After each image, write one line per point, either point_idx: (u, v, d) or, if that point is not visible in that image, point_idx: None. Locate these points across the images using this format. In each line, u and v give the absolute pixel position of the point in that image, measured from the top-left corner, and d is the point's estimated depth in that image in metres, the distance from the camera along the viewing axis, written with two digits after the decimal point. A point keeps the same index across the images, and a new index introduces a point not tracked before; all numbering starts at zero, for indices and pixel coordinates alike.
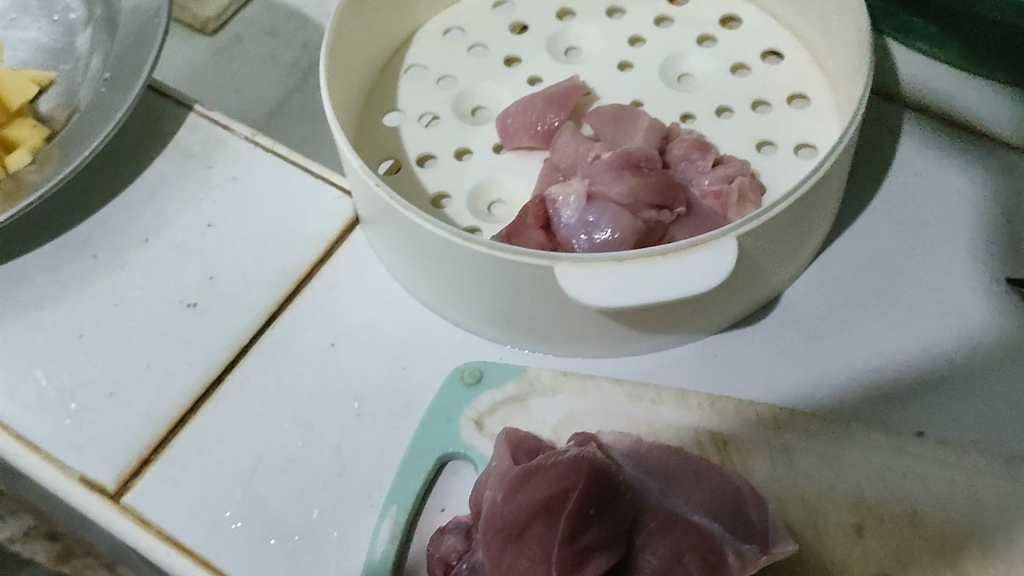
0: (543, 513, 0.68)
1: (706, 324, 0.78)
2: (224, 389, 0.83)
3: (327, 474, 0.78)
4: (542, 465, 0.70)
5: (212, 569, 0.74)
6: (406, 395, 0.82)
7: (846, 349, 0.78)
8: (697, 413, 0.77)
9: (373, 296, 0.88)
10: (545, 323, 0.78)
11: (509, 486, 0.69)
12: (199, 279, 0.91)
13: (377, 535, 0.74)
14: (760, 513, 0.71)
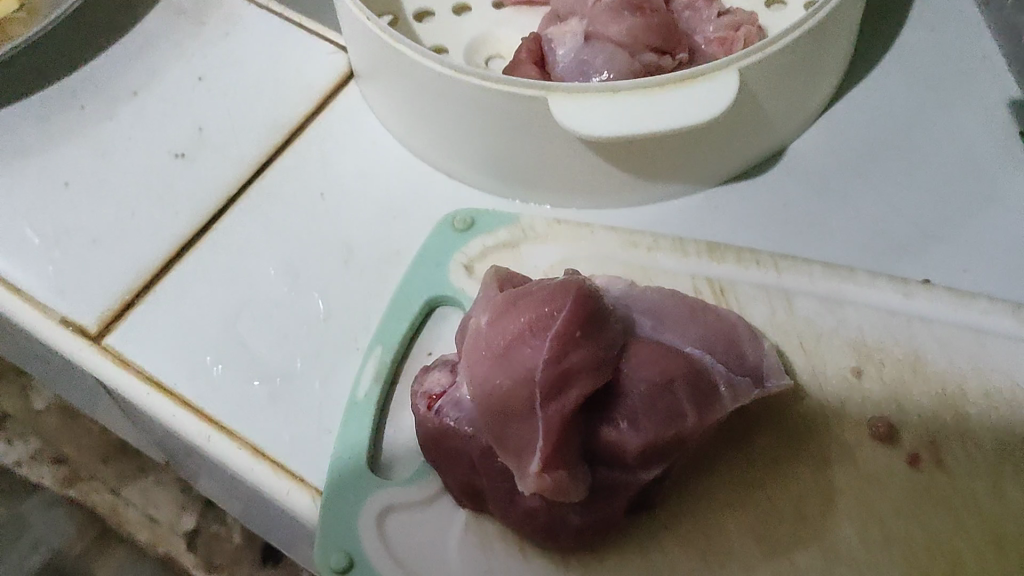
0: (529, 335, 0.63)
1: (708, 170, 0.78)
2: (212, 235, 0.82)
3: (313, 319, 0.77)
4: (529, 292, 0.66)
5: (194, 410, 0.73)
6: (395, 242, 0.80)
7: (846, 200, 0.78)
8: (694, 260, 0.75)
9: (366, 147, 0.86)
10: (541, 165, 0.78)
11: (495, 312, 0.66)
12: (188, 128, 0.88)
13: (362, 373, 0.73)
14: (755, 349, 0.68)
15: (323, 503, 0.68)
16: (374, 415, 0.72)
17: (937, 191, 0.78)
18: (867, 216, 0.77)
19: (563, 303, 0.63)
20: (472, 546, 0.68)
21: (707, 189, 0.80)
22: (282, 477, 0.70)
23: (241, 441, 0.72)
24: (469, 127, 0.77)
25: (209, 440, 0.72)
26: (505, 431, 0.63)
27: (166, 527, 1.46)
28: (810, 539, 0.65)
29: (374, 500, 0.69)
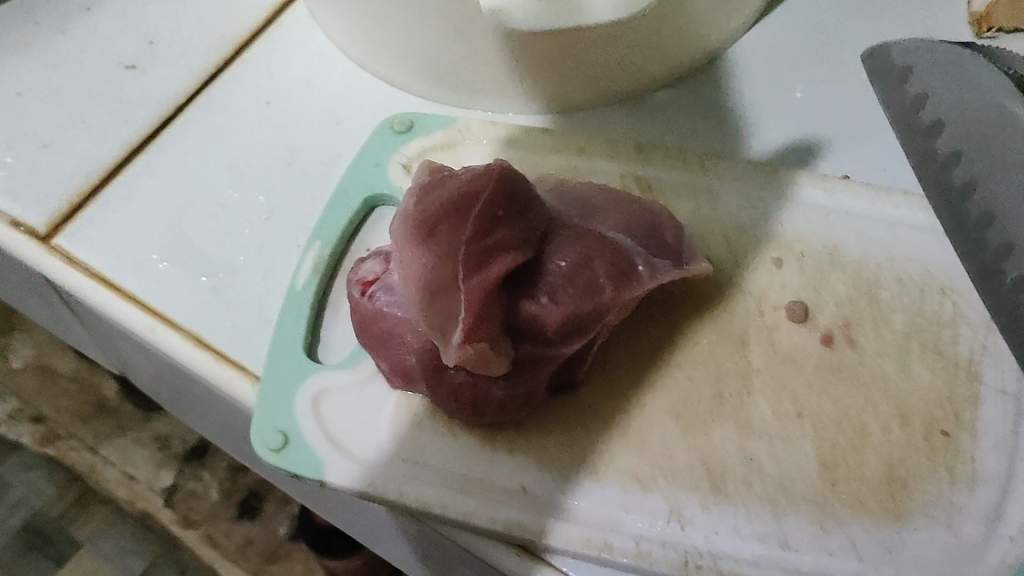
0: (452, 213, 0.65)
1: (639, 77, 0.81)
2: (160, 142, 0.84)
3: (256, 217, 0.80)
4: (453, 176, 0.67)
5: (138, 304, 0.75)
6: (338, 145, 0.83)
7: (771, 104, 0.81)
8: (624, 159, 0.78)
9: (312, 60, 0.88)
10: (476, 71, 0.80)
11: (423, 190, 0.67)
12: (139, 43, 0.90)
13: (300, 267, 0.75)
14: (675, 235, 0.70)
15: (260, 388, 0.71)
16: (313, 304, 0.74)
17: (857, 93, 0.81)
18: (792, 118, 0.80)
19: (486, 183, 0.65)
20: (401, 425, 0.70)
21: (642, 97, 0.83)
22: (224, 366, 0.72)
23: (184, 332, 0.74)
24: (406, 36, 0.80)
25: (153, 331, 0.74)
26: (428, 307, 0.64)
27: (145, 485, 1.38)
28: (725, 413, 0.68)
29: (305, 386, 0.71)
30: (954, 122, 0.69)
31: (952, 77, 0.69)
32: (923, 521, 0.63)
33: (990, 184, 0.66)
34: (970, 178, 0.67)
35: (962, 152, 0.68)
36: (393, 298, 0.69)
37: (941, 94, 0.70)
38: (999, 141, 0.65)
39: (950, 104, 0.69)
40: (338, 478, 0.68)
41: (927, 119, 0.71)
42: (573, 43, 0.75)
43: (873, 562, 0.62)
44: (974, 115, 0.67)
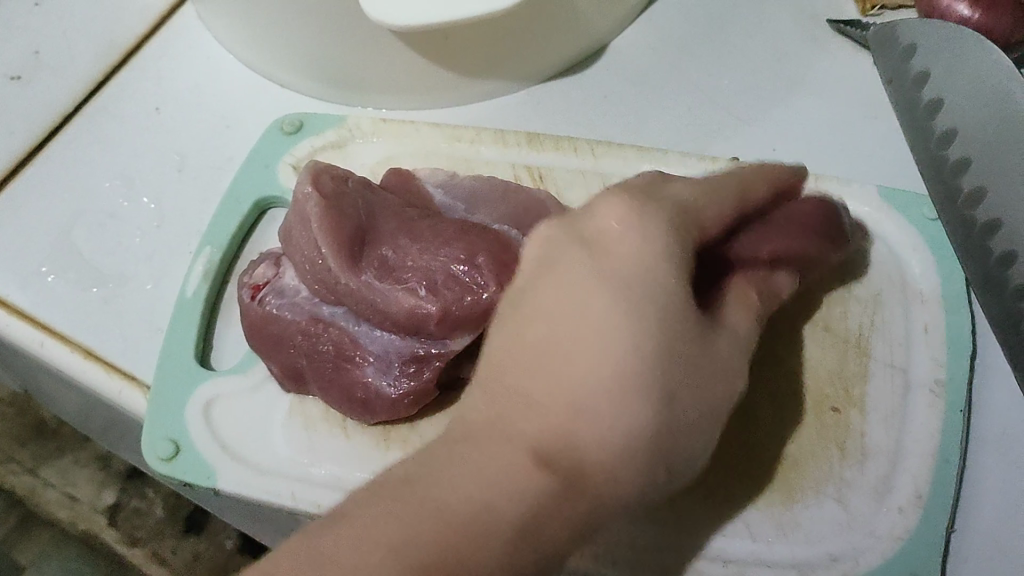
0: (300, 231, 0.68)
1: (528, 67, 0.81)
2: (46, 154, 0.82)
3: (146, 225, 0.78)
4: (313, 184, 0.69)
5: (29, 318, 0.74)
6: (228, 150, 0.82)
7: (663, 92, 0.81)
8: (516, 150, 0.78)
9: (201, 62, 0.87)
10: (364, 65, 0.79)
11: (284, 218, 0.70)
12: (25, 54, 0.88)
13: (191, 274, 0.74)
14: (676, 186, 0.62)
15: (150, 396, 0.69)
16: (203, 313, 0.73)
17: (749, 79, 0.81)
18: (683, 103, 0.81)
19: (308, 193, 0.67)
20: (295, 428, 0.69)
21: (536, 86, 0.83)
22: (116, 378, 0.72)
23: (73, 345, 0.73)
24: (291, 33, 0.78)
25: (43, 346, 0.73)
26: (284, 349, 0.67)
27: (87, 506, 1.33)
28: None
29: (198, 393, 0.70)
30: (990, 162, 0.67)
31: (984, 107, 0.68)
32: (814, 499, 0.63)
33: (1013, 209, 0.65)
34: (999, 220, 0.66)
35: (985, 189, 0.67)
36: (285, 301, 0.69)
37: (970, 125, 0.69)
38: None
39: (1003, 174, 0.66)
40: (231, 485, 0.67)
41: (954, 155, 0.70)
42: (457, 33, 0.74)
43: (765, 541, 0.62)
44: (1012, 157, 0.66)
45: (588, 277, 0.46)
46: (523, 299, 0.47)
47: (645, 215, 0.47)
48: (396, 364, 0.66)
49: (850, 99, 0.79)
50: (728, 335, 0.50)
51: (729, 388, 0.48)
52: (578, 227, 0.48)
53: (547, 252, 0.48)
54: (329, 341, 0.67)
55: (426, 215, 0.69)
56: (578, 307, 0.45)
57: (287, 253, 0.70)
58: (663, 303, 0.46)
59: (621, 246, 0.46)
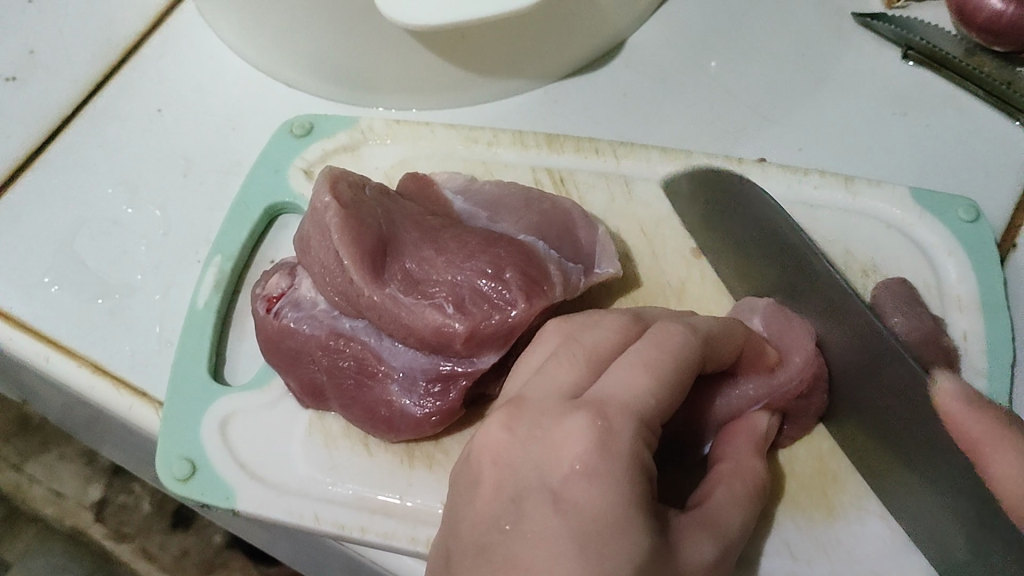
0: (325, 246, 0.64)
1: (545, 66, 0.79)
2: (45, 159, 0.79)
3: (152, 233, 0.75)
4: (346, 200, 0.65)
5: (31, 331, 0.71)
6: (235, 153, 0.79)
7: (683, 90, 0.79)
8: (535, 152, 0.75)
9: (204, 62, 0.84)
10: (377, 66, 0.76)
11: (309, 220, 0.66)
12: (19, 53, 0.84)
13: (201, 283, 0.71)
14: (616, 321, 0.56)
15: (164, 414, 0.67)
16: (215, 325, 0.70)
17: (773, 77, 0.79)
18: (705, 102, 0.78)
19: (333, 215, 0.63)
20: (315, 446, 0.67)
21: (551, 85, 0.81)
22: (124, 393, 0.69)
23: (81, 360, 0.70)
24: (298, 31, 0.75)
25: (47, 360, 0.70)
26: (298, 372, 0.65)
27: (74, 501, 1.27)
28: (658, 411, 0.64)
29: (212, 409, 0.67)
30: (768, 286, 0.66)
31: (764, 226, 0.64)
32: (857, 515, 0.62)
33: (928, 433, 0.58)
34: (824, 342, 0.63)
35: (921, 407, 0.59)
36: (303, 314, 0.66)
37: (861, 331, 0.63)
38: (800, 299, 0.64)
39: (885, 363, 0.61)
40: (250, 505, 0.64)
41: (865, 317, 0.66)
42: (474, 32, 0.72)
43: (807, 560, 0.60)
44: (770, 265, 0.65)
45: (556, 540, 0.45)
46: (496, 550, 0.47)
47: (611, 457, 0.47)
48: (421, 382, 0.64)
49: (877, 97, 0.77)
50: (712, 529, 0.51)
51: (700, 553, 0.49)
52: (543, 443, 0.49)
53: (516, 485, 0.49)
54: (351, 358, 0.65)
55: (448, 226, 0.66)
56: (543, 564, 0.45)
57: (303, 264, 0.67)
58: (637, 539, 0.46)
59: (588, 501, 0.46)
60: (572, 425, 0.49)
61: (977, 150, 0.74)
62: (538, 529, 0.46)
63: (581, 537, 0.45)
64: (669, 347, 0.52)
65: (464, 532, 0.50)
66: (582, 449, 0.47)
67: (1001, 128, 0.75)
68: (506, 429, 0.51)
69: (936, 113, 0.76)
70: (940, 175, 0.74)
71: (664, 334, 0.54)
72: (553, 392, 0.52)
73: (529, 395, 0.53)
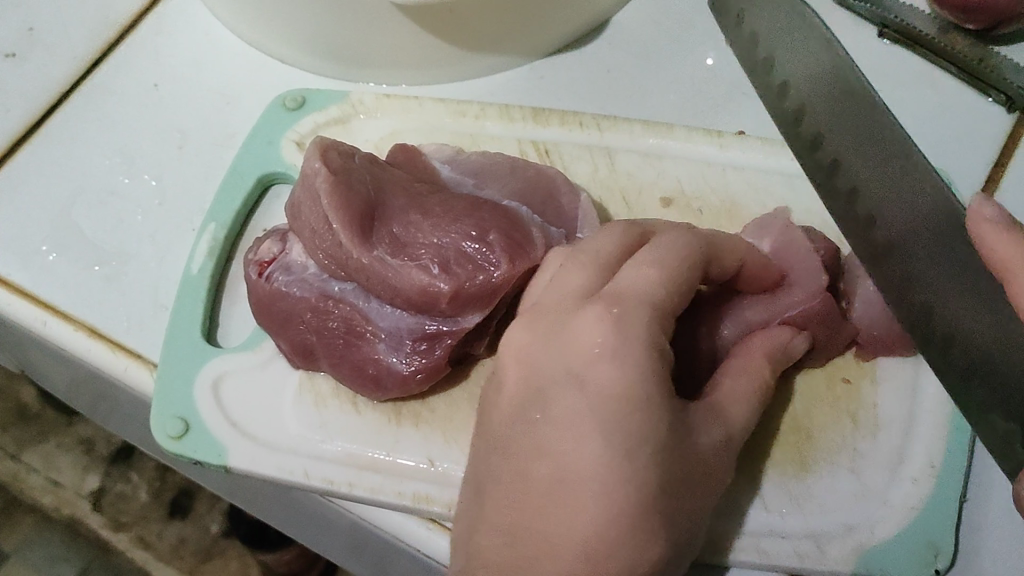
0: (314, 210, 0.66)
1: (532, 42, 0.81)
2: (43, 132, 0.81)
3: (148, 203, 0.77)
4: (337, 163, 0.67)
5: (29, 296, 0.73)
6: (229, 126, 0.81)
7: (666, 69, 0.81)
8: (521, 125, 0.78)
9: (200, 39, 0.86)
10: (367, 41, 0.78)
11: (299, 185, 0.68)
12: (19, 31, 0.86)
13: (195, 250, 0.73)
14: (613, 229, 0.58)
15: (158, 374, 0.69)
16: (209, 290, 0.72)
17: None
18: (687, 79, 0.81)
19: (321, 180, 0.66)
20: (306, 405, 0.69)
21: (537, 62, 0.83)
22: (121, 355, 0.71)
23: (77, 324, 0.72)
24: (289, 7, 0.77)
25: (45, 324, 0.72)
26: (287, 333, 0.67)
27: (72, 491, 1.30)
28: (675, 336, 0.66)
29: (205, 369, 0.69)
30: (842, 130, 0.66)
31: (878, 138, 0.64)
32: (828, 470, 0.64)
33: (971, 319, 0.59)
34: (873, 213, 0.64)
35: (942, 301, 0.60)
36: (293, 278, 0.68)
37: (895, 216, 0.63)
38: (874, 123, 0.64)
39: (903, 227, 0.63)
40: (242, 462, 0.67)
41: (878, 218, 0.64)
42: (461, 7, 0.74)
43: (781, 513, 0.62)
44: (857, 126, 0.65)
45: (581, 416, 0.49)
46: (521, 439, 0.51)
47: (630, 338, 0.51)
48: (407, 341, 0.66)
49: (854, 74, 0.80)
50: (714, 417, 0.53)
51: (705, 438, 0.52)
52: (562, 338, 0.53)
53: (537, 379, 0.53)
54: (339, 319, 0.67)
55: (434, 193, 0.68)
56: (561, 443, 0.49)
57: (294, 230, 0.69)
58: (657, 417, 0.49)
59: (608, 378, 0.50)
60: (589, 315, 0.52)
61: (950, 125, 0.77)
62: (553, 414, 0.50)
63: (594, 413, 0.49)
64: (677, 252, 0.55)
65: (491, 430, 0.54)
66: (597, 337, 0.51)
67: (974, 104, 0.77)
68: (529, 330, 0.55)
69: (912, 89, 0.78)
70: (915, 147, 0.76)
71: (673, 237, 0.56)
72: (568, 295, 0.55)
73: (546, 300, 0.56)
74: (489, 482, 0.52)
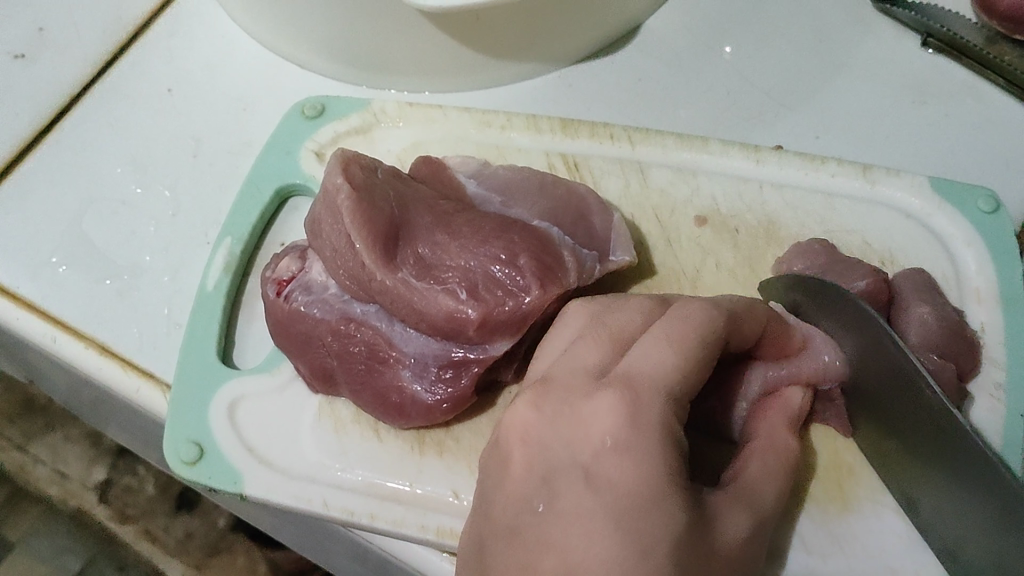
0: (337, 227, 0.63)
1: (561, 49, 0.78)
2: (53, 137, 0.78)
3: (161, 214, 0.75)
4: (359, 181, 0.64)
5: (38, 312, 0.70)
6: (246, 134, 0.78)
7: (701, 77, 0.78)
8: (549, 136, 0.75)
9: (215, 42, 0.83)
10: (389, 47, 0.75)
11: (323, 201, 0.65)
12: (28, 30, 0.84)
13: (210, 266, 0.70)
14: (643, 303, 0.55)
15: (172, 396, 0.66)
16: (224, 308, 0.69)
17: (789, 64, 0.78)
18: (722, 88, 0.78)
19: (343, 198, 0.63)
20: (325, 431, 0.66)
21: (566, 69, 0.80)
22: (132, 375, 0.68)
23: (88, 341, 0.69)
24: (311, 12, 0.74)
25: (55, 342, 0.69)
26: (305, 355, 0.64)
27: (79, 483, 1.28)
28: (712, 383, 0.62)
29: (221, 392, 0.67)
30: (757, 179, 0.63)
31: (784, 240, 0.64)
32: (872, 508, 0.61)
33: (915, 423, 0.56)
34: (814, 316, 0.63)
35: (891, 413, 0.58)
36: (313, 298, 0.65)
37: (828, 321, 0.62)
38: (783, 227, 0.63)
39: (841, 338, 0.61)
40: (259, 491, 0.64)
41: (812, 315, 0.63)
42: (490, 14, 0.71)
43: (821, 554, 0.60)
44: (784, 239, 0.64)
45: (591, 516, 0.45)
46: (529, 530, 0.47)
47: (642, 430, 0.47)
48: (433, 368, 0.63)
49: (896, 86, 0.77)
50: (747, 504, 0.50)
51: (736, 528, 0.49)
52: (571, 424, 0.49)
53: (545, 464, 0.48)
54: (361, 343, 0.64)
55: (461, 211, 0.65)
56: (574, 541, 0.45)
57: (314, 247, 0.66)
58: (670, 512, 0.45)
59: (620, 476, 0.46)
60: (601, 401, 0.49)
61: (998, 141, 0.73)
62: (570, 507, 0.46)
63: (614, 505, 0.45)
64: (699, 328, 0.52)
65: (496, 512, 0.49)
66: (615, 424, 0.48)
67: (1023, 118, 0.74)
68: (534, 407, 0.51)
69: (957, 102, 0.75)
70: (960, 164, 0.73)
71: (691, 313, 0.53)
72: (582, 373, 0.51)
73: (556, 373, 0.52)
74: (490, 571, 0.47)
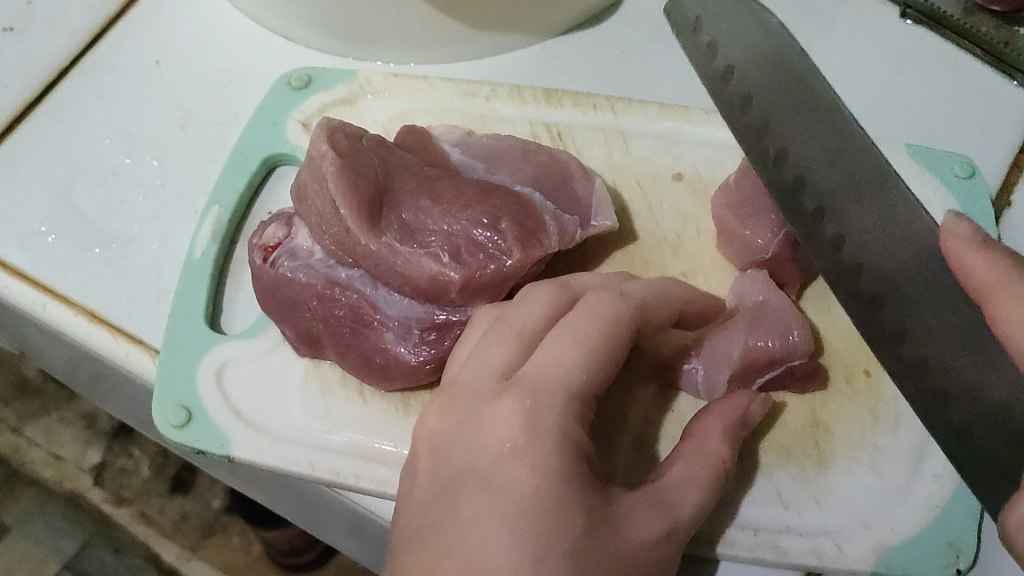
0: (322, 194, 0.64)
1: (545, 20, 0.79)
2: (42, 109, 0.79)
3: (149, 183, 0.75)
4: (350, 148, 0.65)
5: (28, 280, 0.71)
6: (234, 105, 0.79)
7: (683, 48, 0.79)
8: (533, 106, 0.76)
9: (203, 15, 0.84)
10: (374, 19, 0.76)
11: (308, 168, 0.66)
12: (17, 4, 0.84)
13: (198, 234, 0.71)
14: (545, 295, 0.56)
15: (161, 361, 0.67)
16: (212, 274, 0.70)
17: None
18: None
19: (328, 165, 0.64)
20: (311, 394, 0.67)
21: (551, 40, 0.81)
22: (121, 340, 0.69)
23: (77, 308, 0.70)
24: None
25: (44, 309, 0.70)
26: (290, 320, 0.65)
27: (74, 465, 1.29)
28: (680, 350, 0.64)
29: (208, 357, 0.68)
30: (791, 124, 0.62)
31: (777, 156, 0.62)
32: (847, 466, 0.62)
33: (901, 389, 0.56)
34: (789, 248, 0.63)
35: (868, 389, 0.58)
36: (299, 264, 0.66)
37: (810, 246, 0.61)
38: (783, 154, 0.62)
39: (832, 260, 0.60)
40: (246, 452, 0.65)
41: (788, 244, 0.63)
42: None
43: (798, 510, 0.61)
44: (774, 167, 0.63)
45: (489, 520, 0.47)
46: (429, 537, 0.49)
47: (540, 435, 0.49)
48: (416, 331, 0.64)
49: (875, 56, 0.78)
50: (658, 503, 0.51)
51: (643, 531, 0.50)
52: (474, 429, 0.52)
53: (448, 473, 0.51)
54: (346, 307, 0.65)
55: (444, 177, 0.66)
56: (471, 546, 0.47)
57: (300, 214, 0.67)
58: (569, 521, 0.47)
59: (515, 481, 0.48)
60: (501, 408, 0.51)
61: (975, 109, 0.74)
62: (469, 515, 0.48)
63: (508, 512, 0.47)
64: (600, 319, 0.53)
65: (407, 515, 0.52)
66: (515, 430, 0.50)
67: (1000, 87, 0.75)
68: (443, 416, 0.53)
69: (935, 71, 0.76)
70: (937, 132, 0.74)
71: (596, 306, 0.54)
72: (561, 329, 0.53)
73: (464, 379, 0.54)
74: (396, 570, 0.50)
